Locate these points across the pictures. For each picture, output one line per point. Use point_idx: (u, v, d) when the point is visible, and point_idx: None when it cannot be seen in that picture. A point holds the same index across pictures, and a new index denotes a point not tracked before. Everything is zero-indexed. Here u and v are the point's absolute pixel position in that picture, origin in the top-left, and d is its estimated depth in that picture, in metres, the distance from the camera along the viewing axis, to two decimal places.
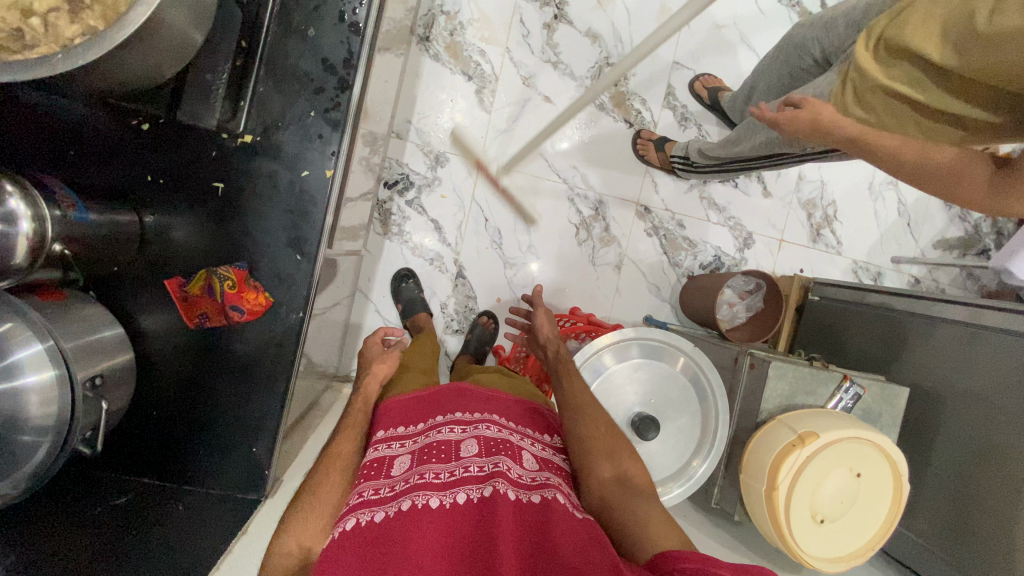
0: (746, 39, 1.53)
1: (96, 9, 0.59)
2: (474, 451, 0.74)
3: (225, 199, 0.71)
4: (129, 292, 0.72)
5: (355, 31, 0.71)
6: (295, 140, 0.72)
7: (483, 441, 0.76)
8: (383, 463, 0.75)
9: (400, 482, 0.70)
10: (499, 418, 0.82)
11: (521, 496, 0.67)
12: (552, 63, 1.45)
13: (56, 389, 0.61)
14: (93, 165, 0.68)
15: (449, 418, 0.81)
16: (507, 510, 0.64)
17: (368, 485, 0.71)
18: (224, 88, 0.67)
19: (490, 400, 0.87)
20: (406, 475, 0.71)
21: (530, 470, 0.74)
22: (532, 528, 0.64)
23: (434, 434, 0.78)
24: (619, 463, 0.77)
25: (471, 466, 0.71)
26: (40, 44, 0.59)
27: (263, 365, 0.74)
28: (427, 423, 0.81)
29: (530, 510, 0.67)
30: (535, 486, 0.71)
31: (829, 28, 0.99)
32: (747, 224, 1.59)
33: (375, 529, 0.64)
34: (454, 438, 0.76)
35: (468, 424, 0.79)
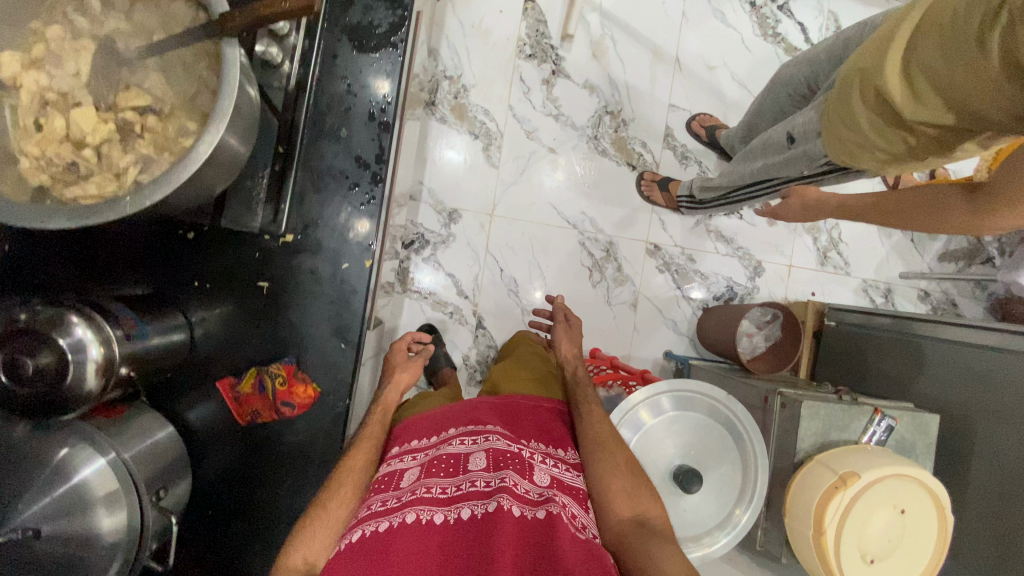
0: (737, 77, 1.58)
1: (147, 137, 0.62)
2: (483, 465, 0.74)
3: (271, 296, 0.74)
4: (179, 394, 0.74)
5: (385, 128, 0.75)
6: (335, 233, 0.75)
7: (492, 454, 0.75)
8: (393, 476, 0.75)
9: (406, 494, 0.70)
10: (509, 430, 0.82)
11: (525, 513, 0.66)
12: (554, 116, 1.50)
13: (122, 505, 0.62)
14: (143, 274, 0.71)
15: (460, 431, 0.82)
16: (507, 526, 0.63)
17: (375, 496, 0.72)
18: (264, 192, 0.72)
19: (507, 417, 0.88)
20: (412, 488, 0.72)
21: (538, 487, 0.73)
22: (533, 545, 0.63)
23: (445, 447, 0.79)
24: (638, 504, 0.79)
25: (477, 479, 0.71)
26: (94, 174, 0.61)
27: (316, 451, 0.76)
28: (440, 435, 0.82)
29: (535, 526, 0.65)
30: (541, 503, 0.70)
31: (808, 59, 0.99)
32: (756, 252, 1.62)
33: (375, 541, 0.64)
34: (464, 451, 0.77)
35: (479, 437, 0.79)
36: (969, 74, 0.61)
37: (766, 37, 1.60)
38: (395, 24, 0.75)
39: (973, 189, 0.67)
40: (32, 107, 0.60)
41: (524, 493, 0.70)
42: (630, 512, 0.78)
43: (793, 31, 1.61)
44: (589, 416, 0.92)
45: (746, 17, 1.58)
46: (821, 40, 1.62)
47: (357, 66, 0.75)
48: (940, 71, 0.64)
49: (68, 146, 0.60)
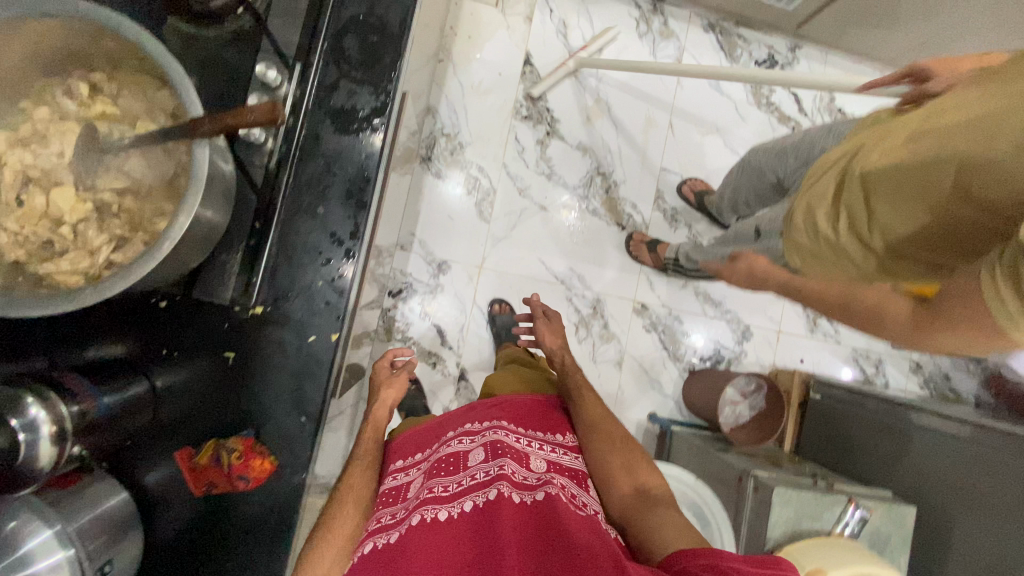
0: (729, 144, 1.61)
1: (123, 218, 0.64)
2: (481, 457, 0.78)
3: (236, 365, 0.75)
4: (138, 458, 0.74)
5: (361, 207, 0.78)
6: (304, 307, 0.76)
7: (489, 447, 0.80)
8: (399, 490, 0.81)
9: (411, 502, 0.76)
10: (506, 420, 0.86)
11: (524, 497, 0.70)
12: (546, 175, 1.53)
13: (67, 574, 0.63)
14: (112, 339, 0.73)
15: (459, 431, 0.86)
16: (509, 511, 0.68)
17: (385, 511, 0.78)
18: (237, 266, 0.74)
19: (503, 405, 0.91)
20: (418, 493, 0.77)
21: (536, 471, 0.77)
22: (535, 523, 0.67)
23: (445, 449, 0.83)
24: (636, 478, 0.84)
25: (477, 472, 0.75)
26: (69, 250, 0.63)
27: (268, 526, 0.75)
28: (440, 440, 0.87)
29: (534, 507, 0.69)
30: (540, 483, 0.73)
31: (776, 150, 1.00)
32: (744, 317, 1.61)
33: (388, 547, 0.69)
34: (463, 449, 0.81)
35: (476, 434, 0.83)
36: (927, 180, 0.64)
37: (760, 105, 1.62)
38: (378, 109, 0.79)
39: (921, 301, 0.66)
40: (14, 184, 0.62)
41: (521, 479, 0.74)
42: (631, 486, 0.83)
43: (787, 101, 1.64)
44: (582, 401, 0.95)
45: (740, 86, 1.62)
46: (814, 111, 1.65)
47: (339, 148, 0.78)
48: (897, 179, 0.67)
49: (47, 224, 0.62)
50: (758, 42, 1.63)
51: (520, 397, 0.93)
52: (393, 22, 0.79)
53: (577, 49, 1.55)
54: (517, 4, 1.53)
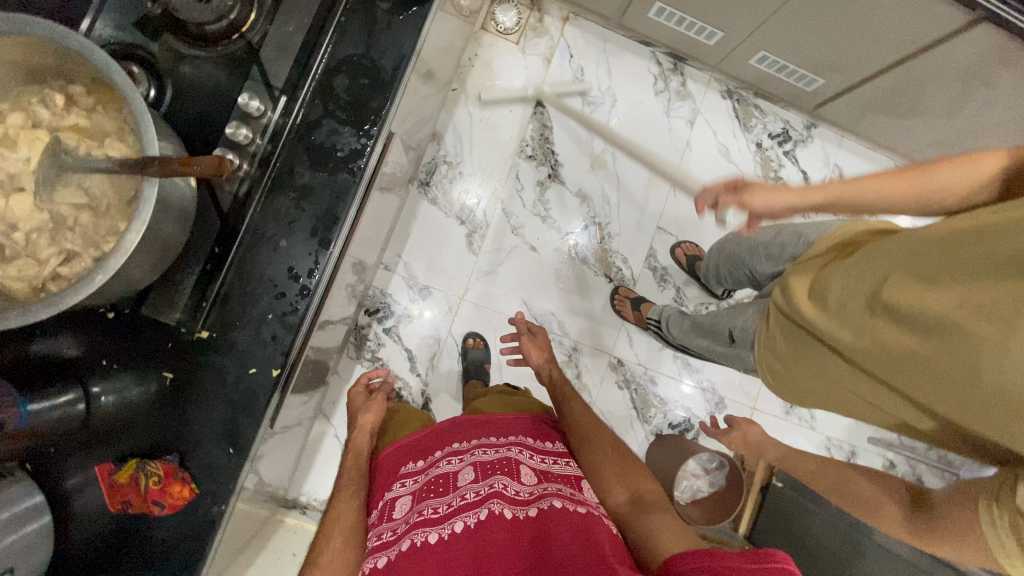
0: (730, 212, 1.59)
1: (77, 231, 0.64)
2: (470, 477, 0.77)
3: (172, 387, 0.74)
4: (61, 467, 0.74)
5: (325, 245, 0.77)
6: (249, 341, 0.76)
7: (478, 466, 0.79)
8: (387, 508, 0.80)
9: (401, 525, 0.74)
10: (492, 438, 0.86)
11: (516, 514, 0.70)
12: (541, 217, 1.53)
13: None
14: (56, 344, 0.74)
15: (446, 451, 0.86)
16: (501, 532, 0.67)
17: (376, 532, 0.76)
18: (189, 290, 0.75)
19: (487, 424, 0.92)
20: (407, 517, 0.75)
21: (527, 485, 0.77)
22: (529, 544, 0.67)
23: (434, 470, 0.83)
24: (631, 486, 0.82)
25: (467, 492, 0.74)
26: (19, 256, 0.64)
27: (179, 553, 0.74)
28: (428, 458, 0.87)
29: (526, 525, 0.69)
30: (532, 501, 0.73)
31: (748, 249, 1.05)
32: (720, 388, 1.59)
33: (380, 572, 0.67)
34: (451, 470, 0.80)
35: (463, 454, 0.83)
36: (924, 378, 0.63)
37: (767, 179, 1.61)
38: (358, 150, 0.78)
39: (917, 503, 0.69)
40: None
41: (513, 494, 0.74)
42: (627, 495, 0.81)
43: (795, 177, 1.63)
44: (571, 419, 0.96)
45: (749, 156, 1.61)
46: (821, 192, 1.64)
47: (313, 185, 0.77)
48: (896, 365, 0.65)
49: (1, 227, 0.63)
50: (774, 115, 1.63)
51: (502, 416, 0.95)
52: (388, 66, 0.79)
53: (591, 97, 1.56)
54: (538, 45, 1.54)
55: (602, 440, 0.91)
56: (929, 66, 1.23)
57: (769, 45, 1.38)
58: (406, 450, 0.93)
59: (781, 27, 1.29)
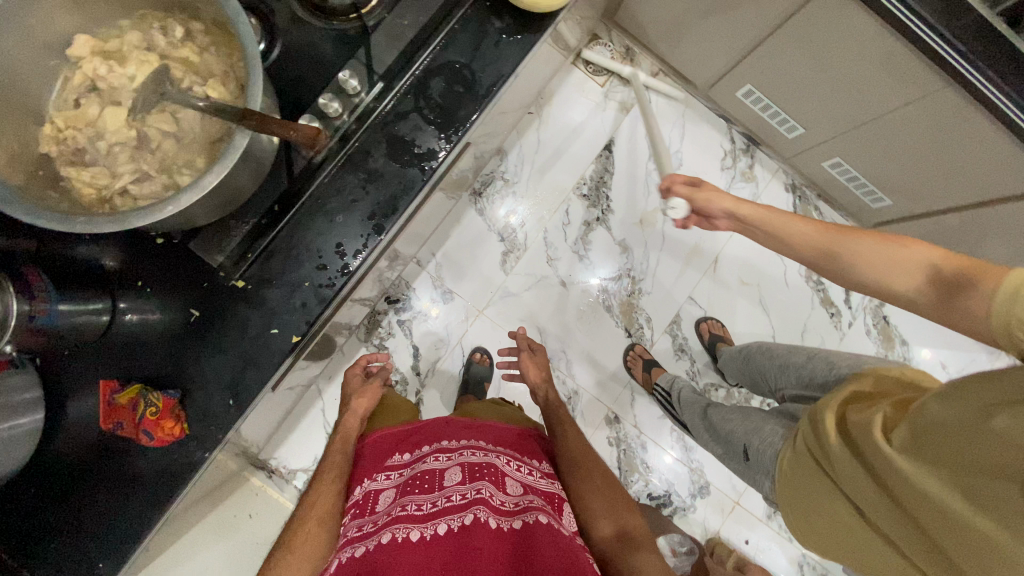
0: (765, 302, 1.58)
1: (156, 155, 0.66)
2: (457, 478, 0.76)
3: (196, 326, 0.75)
4: (69, 370, 0.75)
5: (378, 231, 0.79)
6: (280, 304, 0.76)
7: (466, 469, 0.78)
8: (369, 501, 0.80)
9: (382, 518, 0.74)
10: (481, 444, 0.86)
11: (501, 524, 0.69)
12: (579, 255, 1.54)
13: None
14: (102, 255, 0.76)
15: (434, 448, 0.86)
16: (485, 535, 0.66)
17: (356, 523, 0.75)
18: (241, 236, 0.76)
19: (479, 429, 0.91)
20: (389, 509, 0.74)
21: (513, 497, 0.76)
22: (512, 550, 0.66)
23: (421, 466, 0.82)
24: (619, 520, 0.80)
25: (453, 492, 0.73)
26: (95, 163, 0.66)
27: (151, 485, 0.74)
28: (416, 455, 0.87)
29: (508, 536, 0.68)
30: (517, 513, 0.72)
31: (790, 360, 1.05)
32: (708, 472, 1.55)
33: (357, 562, 0.66)
34: (439, 468, 0.79)
35: (452, 453, 0.83)
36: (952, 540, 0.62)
37: (809, 280, 1.61)
38: (435, 151, 0.80)
39: None
40: (80, 88, 0.66)
41: (498, 504, 0.72)
42: (614, 530, 0.79)
43: (837, 287, 1.63)
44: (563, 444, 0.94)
45: None
46: (858, 308, 1.63)
47: (383, 173, 0.79)
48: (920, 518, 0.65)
49: (89, 133, 0.66)
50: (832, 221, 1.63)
51: (490, 423, 0.93)
52: (485, 82, 0.82)
53: None
54: (621, 92, 1.57)
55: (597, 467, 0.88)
56: (998, 216, 1.22)
57: (844, 153, 1.39)
58: (396, 441, 0.93)
59: (861, 140, 1.30)
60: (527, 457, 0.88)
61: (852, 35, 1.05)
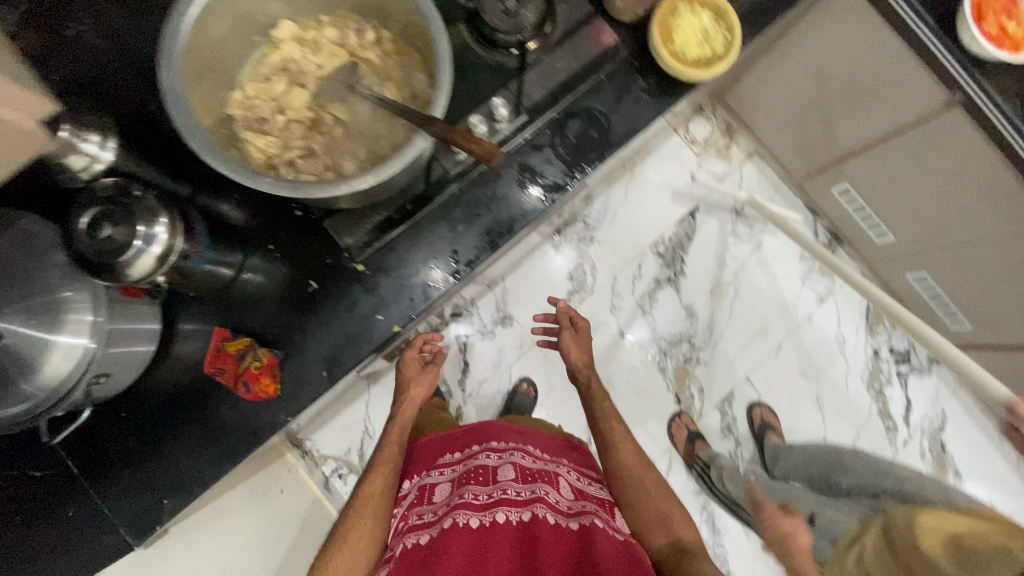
0: (820, 399, 1.55)
1: (325, 138, 0.73)
2: (511, 476, 0.83)
3: (311, 296, 0.81)
4: (186, 311, 0.81)
5: (491, 246, 0.86)
6: (394, 292, 0.83)
7: (519, 469, 0.84)
8: (426, 490, 0.88)
9: (442, 507, 0.82)
10: (529, 448, 0.91)
11: (558, 521, 0.78)
12: (644, 311, 1.55)
13: (75, 358, 0.65)
14: (243, 213, 0.81)
15: (485, 446, 0.91)
16: (544, 529, 0.76)
17: (417, 510, 0.84)
18: (372, 223, 0.82)
19: (525, 434, 0.96)
20: (449, 499, 0.82)
21: (565, 498, 0.83)
22: (567, 543, 0.75)
23: (473, 461, 0.88)
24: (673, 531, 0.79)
25: (508, 488, 0.80)
26: (271, 133, 0.72)
27: (233, 433, 0.79)
28: (464, 452, 0.92)
29: (567, 534, 0.77)
30: (571, 514, 0.80)
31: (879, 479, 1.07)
32: (734, 567, 1.46)
33: (425, 544, 0.75)
34: (491, 464, 0.86)
35: (503, 453, 0.88)
36: None
37: (871, 388, 1.57)
38: (558, 184, 0.87)
39: None
40: (274, 66, 0.74)
41: (553, 503, 0.80)
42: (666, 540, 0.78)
43: (898, 401, 1.58)
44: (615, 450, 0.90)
45: (863, 358, 1.58)
46: (917, 428, 1.57)
47: (508, 195, 0.86)
48: None
49: (271, 107, 0.73)
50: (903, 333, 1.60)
51: (534, 430, 0.97)
52: (618, 133, 0.88)
53: (740, 232, 1.59)
54: (716, 165, 1.61)
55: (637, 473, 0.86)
56: None
57: (935, 270, 1.37)
58: (445, 442, 0.97)
59: (957, 261, 1.29)
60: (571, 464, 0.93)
61: (961, 159, 1.07)
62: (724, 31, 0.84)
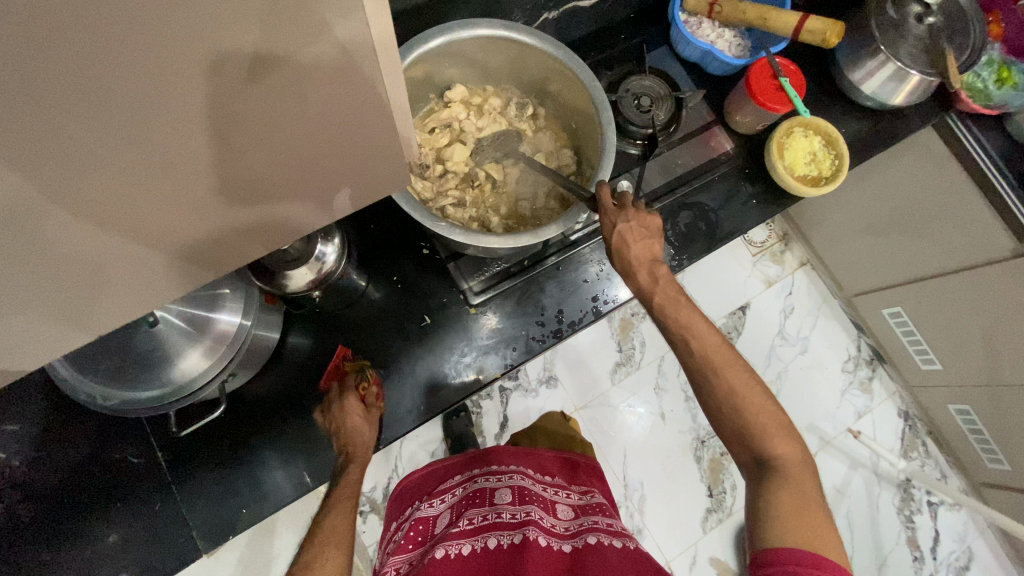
0: (850, 516, 1.54)
1: (476, 190, 0.81)
2: (508, 498, 0.77)
3: (422, 329, 0.87)
4: (300, 324, 0.84)
5: (595, 312, 0.91)
6: (497, 338, 0.88)
7: (517, 490, 0.78)
8: (427, 522, 0.80)
9: (437, 537, 0.75)
10: (530, 471, 0.85)
11: (553, 543, 0.69)
12: (687, 395, 1.57)
13: (221, 352, 0.70)
14: (375, 244, 0.88)
15: (486, 472, 0.85)
16: (543, 551, 0.66)
17: (412, 544, 0.76)
18: (491, 271, 0.88)
19: (530, 457, 0.91)
20: (444, 528, 0.75)
21: (564, 521, 0.75)
22: (569, 564, 0.66)
23: (474, 488, 0.82)
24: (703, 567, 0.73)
25: (504, 510, 0.74)
26: (429, 179, 0.80)
27: (320, 454, 0.79)
28: (467, 480, 0.87)
29: (563, 555, 0.67)
30: (571, 534, 0.72)
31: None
32: None
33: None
34: (491, 488, 0.80)
35: (503, 476, 0.82)
36: None
37: (902, 515, 1.55)
38: None
39: None
40: (441, 120, 0.81)
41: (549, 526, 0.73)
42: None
43: (926, 532, 1.55)
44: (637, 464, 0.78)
45: (895, 481, 1.57)
46: (944, 565, 1.54)
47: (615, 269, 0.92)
48: None
49: (434, 156, 0.81)
50: (936, 462, 1.61)
51: (546, 453, 0.93)
52: (724, 229, 0.95)
53: (787, 334, 1.64)
54: (769, 267, 1.67)
55: (714, 361, 0.65)
56: None
57: (978, 405, 1.41)
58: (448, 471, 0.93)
59: (1003, 401, 1.33)
60: (583, 489, 0.87)
61: (1012, 297, 1.14)
62: (831, 157, 0.93)
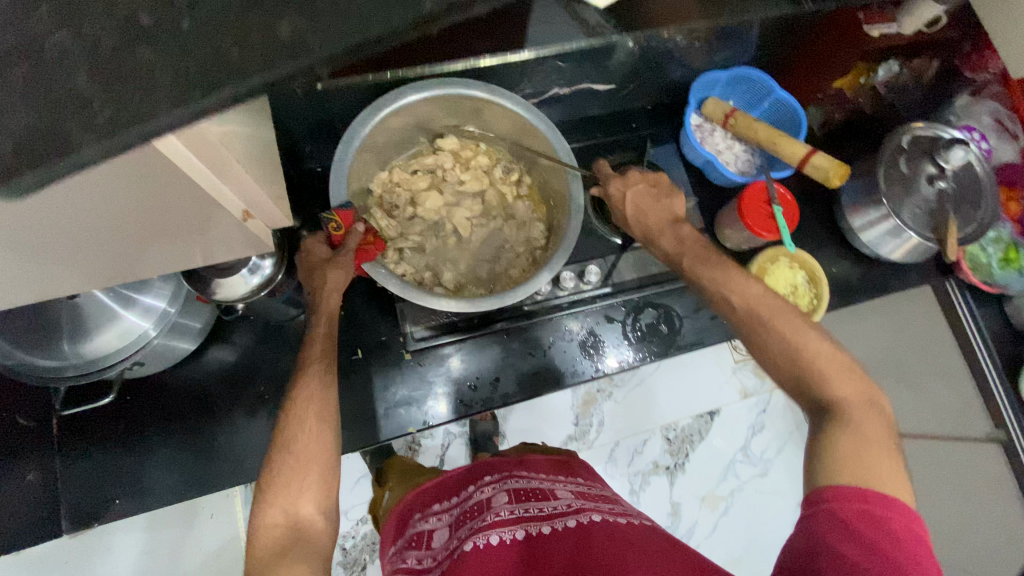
0: None
1: (437, 241, 0.80)
2: (504, 497, 0.66)
3: (352, 362, 0.85)
4: (233, 327, 0.83)
5: (532, 389, 0.89)
6: (426, 390, 0.86)
7: (513, 488, 0.68)
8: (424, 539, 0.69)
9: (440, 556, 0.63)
10: (530, 470, 0.74)
11: (554, 529, 0.58)
12: (631, 488, 1.51)
13: (134, 338, 0.68)
14: None
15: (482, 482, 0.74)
16: (555, 542, 0.57)
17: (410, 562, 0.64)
18: (437, 322, 0.87)
19: (529, 462, 0.79)
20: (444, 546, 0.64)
21: (566, 502, 0.65)
22: (573, 547, 0.55)
23: (470, 500, 0.71)
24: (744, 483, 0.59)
25: (502, 510, 0.63)
26: (395, 218, 0.80)
27: (221, 464, 0.79)
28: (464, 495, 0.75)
29: (566, 539, 0.57)
30: (570, 514, 0.62)
31: None
32: None
33: None
34: (486, 495, 0.69)
35: (499, 481, 0.71)
36: None
37: None
38: (614, 360, 0.91)
39: None
40: (424, 164, 0.82)
41: (548, 512, 0.62)
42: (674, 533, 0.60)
43: None
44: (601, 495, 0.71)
45: None
46: None
47: (564, 351, 0.90)
48: None
49: (407, 197, 0.80)
50: None
51: (539, 457, 0.82)
52: (685, 338, 0.93)
53: (750, 452, 1.58)
54: (749, 378, 1.61)
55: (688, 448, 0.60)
56: None
57: None
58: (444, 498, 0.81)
59: None
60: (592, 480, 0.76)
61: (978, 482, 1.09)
62: (811, 296, 0.89)
